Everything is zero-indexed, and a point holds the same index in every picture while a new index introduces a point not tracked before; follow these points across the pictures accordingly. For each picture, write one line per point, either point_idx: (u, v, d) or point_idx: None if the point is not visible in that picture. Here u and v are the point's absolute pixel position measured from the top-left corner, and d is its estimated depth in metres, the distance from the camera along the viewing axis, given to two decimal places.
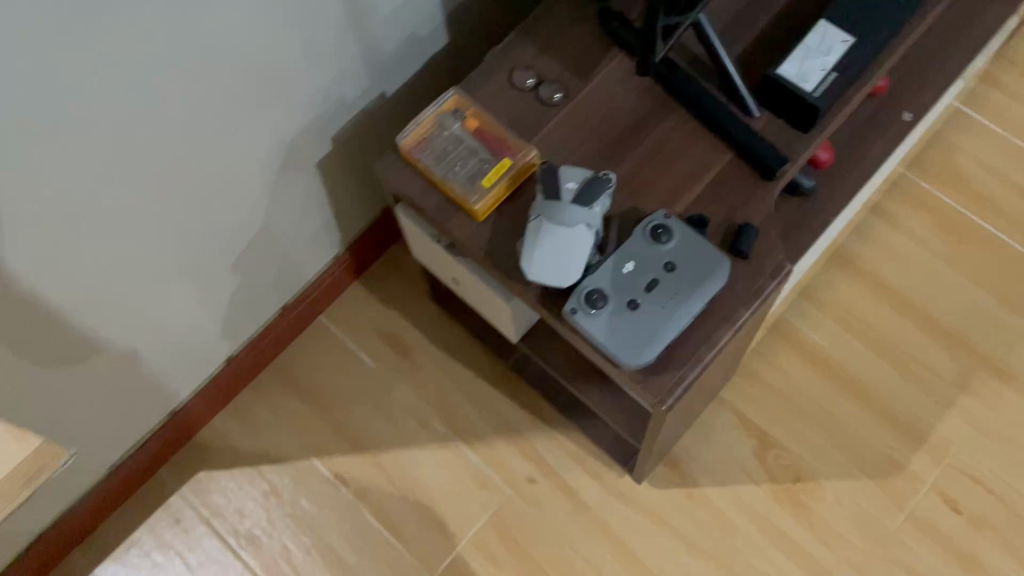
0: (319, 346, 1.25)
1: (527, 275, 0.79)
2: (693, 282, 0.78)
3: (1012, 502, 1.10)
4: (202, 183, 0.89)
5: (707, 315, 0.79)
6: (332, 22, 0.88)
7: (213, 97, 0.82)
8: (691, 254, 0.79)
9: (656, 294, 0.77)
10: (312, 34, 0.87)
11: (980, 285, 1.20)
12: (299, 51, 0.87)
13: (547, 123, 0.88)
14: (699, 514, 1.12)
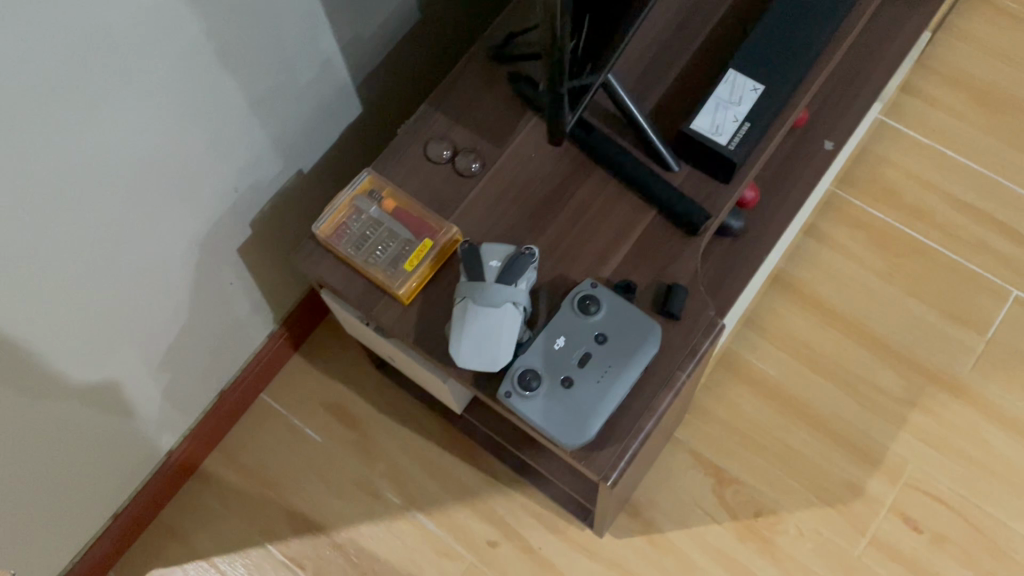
0: (263, 425, 1.21)
1: (458, 361, 0.77)
2: (626, 351, 0.76)
3: (971, 515, 1.10)
4: (122, 277, 0.86)
5: (645, 382, 0.78)
6: (236, 113, 0.87)
7: (123, 189, 0.80)
8: (621, 322, 0.78)
9: (590, 368, 0.76)
10: (215, 128, 0.85)
11: (919, 298, 1.21)
12: (201, 142, 0.85)
13: (467, 195, 0.86)
14: (664, 560, 1.11)
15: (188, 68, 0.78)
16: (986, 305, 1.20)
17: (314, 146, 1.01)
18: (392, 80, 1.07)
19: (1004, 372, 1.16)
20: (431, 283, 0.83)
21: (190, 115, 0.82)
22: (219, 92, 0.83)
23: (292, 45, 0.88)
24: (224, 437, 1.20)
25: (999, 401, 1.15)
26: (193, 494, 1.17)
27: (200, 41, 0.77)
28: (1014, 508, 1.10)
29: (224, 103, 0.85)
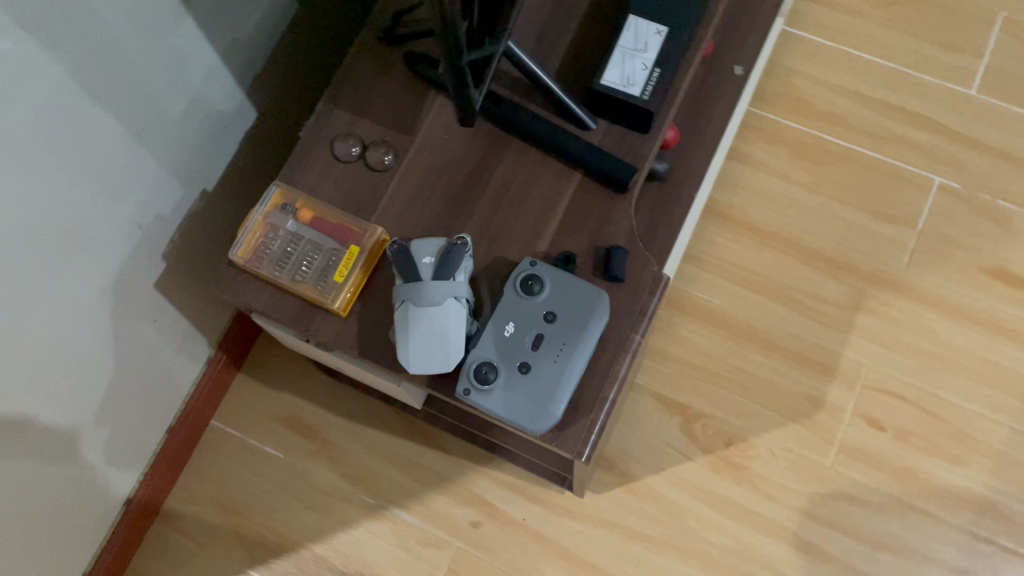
0: (218, 452, 1.16)
1: (408, 367, 0.74)
2: (578, 326, 0.75)
3: (929, 405, 1.12)
4: (33, 339, 0.80)
5: (601, 351, 0.76)
6: (122, 147, 0.81)
7: (15, 248, 0.73)
8: (567, 296, 0.76)
9: (545, 349, 0.74)
10: (104, 168, 0.80)
11: (847, 203, 1.22)
12: (88, 183, 0.79)
13: (385, 190, 0.82)
14: (647, 507, 1.11)
15: (58, 109, 0.72)
16: (913, 198, 1.21)
17: (214, 163, 0.96)
18: (282, 78, 1.01)
19: (939, 261, 1.18)
20: (366, 289, 0.79)
21: (72, 157, 0.76)
22: (99, 130, 0.78)
23: (166, 65, 0.82)
24: (180, 473, 1.15)
25: (939, 290, 1.17)
26: (159, 536, 1.13)
27: (63, 78, 0.71)
28: (968, 390, 1.13)
29: (107, 139, 0.79)
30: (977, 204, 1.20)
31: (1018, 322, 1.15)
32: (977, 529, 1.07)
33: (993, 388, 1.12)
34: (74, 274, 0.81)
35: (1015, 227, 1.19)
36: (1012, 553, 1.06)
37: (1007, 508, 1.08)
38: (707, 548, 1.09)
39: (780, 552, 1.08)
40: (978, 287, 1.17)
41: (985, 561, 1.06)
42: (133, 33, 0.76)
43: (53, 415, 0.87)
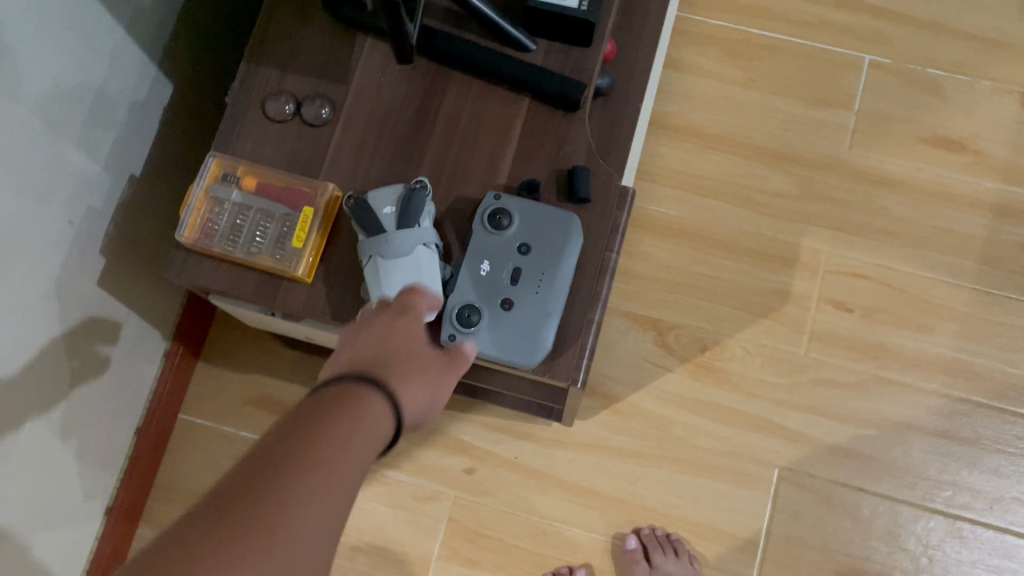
0: (192, 445, 1.12)
1: None
2: (554, 254, 0.73)
3: (891, 280, 1.15)
4: None
5: (579, 274, 0.75)
6: (40, 143, 0.76)
7: None
8: (538, 226, 0.74)
9: (524, 282, 0.73)
10: (27, 165, 0.74)
11: (783, 94, 1.22)
12: (13, 183, 0.73)
13: (328, 145, 0.79)
14: (634, 425, 1.12)
15: None
16: (846, 79, 1.21)
17: (137, 145, 0.90)
18: (190, 45, 0.95)
19: (880, 138, 1.19)
20: (328, 250, 0.76)
21: None
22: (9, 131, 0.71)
23: (72, 43, 0.77)
24: (157, 472, 1.11)
25: (884, 166, 1.19)
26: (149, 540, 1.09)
27: None
28: (924, 260, 1.15)
29: (25, 132, 0.73)
30: (908, 76, 1.21)
31: (963, 186, 1.17)
32: (952, 390, 1.10)
33: (948, 253, 1.15)
34: (13, 282, 0.76)
35: (948, 94, 1.20)
36: (987, 408, 1.09)
37: (977, 366, 1.11)
38: (700, 454, 1.10)
39: (770, 445, 1.10)
40: (921, 158, 1.18)
41: (963, 420, 1.09)
42: (32, 12, 0.71)
43: (15, 432, 0.82)
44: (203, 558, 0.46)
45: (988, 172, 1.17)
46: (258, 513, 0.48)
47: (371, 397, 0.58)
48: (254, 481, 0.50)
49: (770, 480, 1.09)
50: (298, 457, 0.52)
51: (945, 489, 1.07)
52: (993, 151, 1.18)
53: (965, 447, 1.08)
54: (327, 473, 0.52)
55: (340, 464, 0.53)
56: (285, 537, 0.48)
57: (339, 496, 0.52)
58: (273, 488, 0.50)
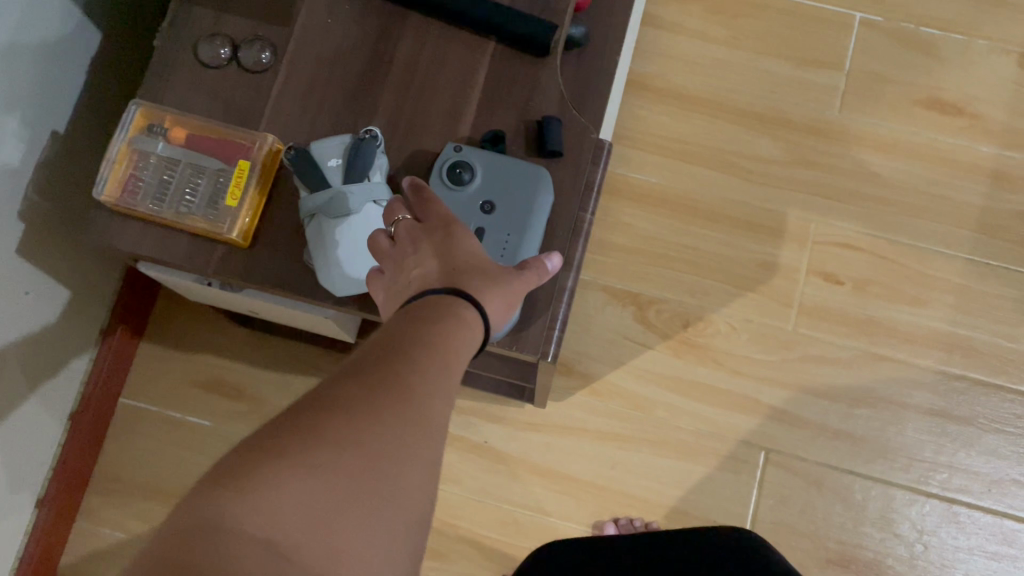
0: (136, 431, 1.04)
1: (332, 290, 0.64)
2: (521, 212, 0.66)
3: (884, 250, 1.08)
4: None
5: (549, 238, 0.68)
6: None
7: None
8: (503, 180, 0.67)
9: (488, 243, 0.65)
10: None
11: (770, 53, 1.14)
12: None
13: (269, 94, 0.70)
14: (613, 406, 1.04)
15: None
16: (837, 37, 1.14)
17: (59, 98, 0.81)
18: None
19: (871, 100, 1.12)
20: (267, 210, 0.68)
21: None
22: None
23: None
24: (97, 461, 1.03)
25: (875, 130, 1.12)
26: (88, 533, 1.00)
27: None
28: (919, 229, 1.08)
29: None
30: (902, 34, 1.14)
31: (959, 150, 1.11)
32: (948, 367, 1.04)
33: (944, 222, 1.08)
34: None
35: (944, 54, 1.13)
36: (985, 385, 1.03)
37: (974, 341, 1.05)
38: (682, 437, 1.03)
39: (756, 427, 1.03)
40: (915, 121, 1.12)
41: (959, 398, 1.03)
42: None
43: None
44: (346, 411, 0.41)
45: (985, 136, 1.11)
46: (392, 380, 0.44)
47: (468, 298, 0.51)
48: (381, 356, 0.46)
49: (756, 463, 1.02)
50: (424, 330, 0.47)
51: (941, 472, 1.01)
52: (991, 114, 1.11)
53: (962, 427, 1.02)
54: (454, 352, 0.47)
55: (463, 344, 0.48)
56: (423, 405, 0.44)
57: (461, 376, 0.48)
58: (405, 359, 0.45)
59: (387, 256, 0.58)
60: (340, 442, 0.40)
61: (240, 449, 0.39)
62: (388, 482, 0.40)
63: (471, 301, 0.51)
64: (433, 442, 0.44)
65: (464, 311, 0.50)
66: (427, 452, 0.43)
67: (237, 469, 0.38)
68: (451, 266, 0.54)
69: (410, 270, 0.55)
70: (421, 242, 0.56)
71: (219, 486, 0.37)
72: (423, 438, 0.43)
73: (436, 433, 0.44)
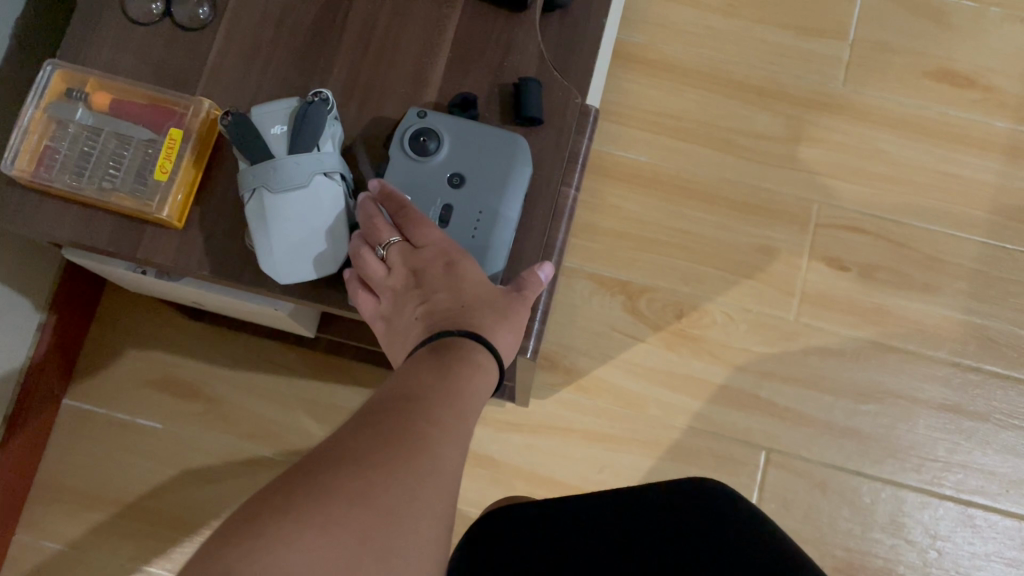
0: (81, 435, 0.95)
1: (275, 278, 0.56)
2: (493, 188, 0.57)
3: (892, 233, 1.00)
4: None
5: (527, 217, 0.60)
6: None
7: None
8: (473, 152, 0.58)
9: (456, 224, 0.57)
10: None
11: (769, 22, 1.06)
12: None
13: (207, 54, 0.62)
14: (600, 403, 0.96)
15: None
16: (839, 5, 1.06)
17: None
18: None
19: (877, 72, 1.05)
20: (204, 186, 0.59)
21: None
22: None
23: None
24: (38, 468, 0.94)
25: (882, 105, 1.04)
26: (27, 547, 0.92)
27: None
28: (929, 210, 1.01)
29: None
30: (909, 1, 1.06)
31: (972, 125, 1.03)
32: (962, 358, 0.97)
33: (956, 203, 1.01)
34: None
35: (954, 23, 1.05)
36: (1001, 377, 0.96)
37: (989, 330, 0.97)
38: (677, 436, 0.95)
39: (756, 425, 0.95)
40: (924, 94, 1.04)
41: (974, 392, 0.96)
42: None
43: None
44: (360, 465, 0.41)
45: (999, 110, 1.03)
46: (403, 434, 0.43)
47: (479, 342, 0.50)
48: (391, 408, 0.45)
49: (756, 464, 0.94)
50: (435, 381, 0.47)
51: (955, 472, 0.93)
52: (1005, 86, 1.04)
53: (977, 423, 0.95)
54: (464, 404, 0.47)
55: (472, 394, 0.47)
56: (435, 460, 0.43)
57: (472, 429, 0.47)
58: (416, 412, 0.45)
59: (382, 286, 0.54)
60: (353, 498, 0.39)
61: (253, 497, 0.39)
62: (400, 537, 0.39)
63: (482, 344, 0.50)
64: (445, 498, 0.43)
65: (473, 358, 0.49)
66: (438, 508, 0.42)
67: (253, 518, 0.37)
68: (459, 305, 0.51)
69: (415, 308, 0.53)
70: (420, 276, 0.53)
71: (234, 538, 0.36)
72: (435, 495, 0.42)
73: (448, 489, 0.43)
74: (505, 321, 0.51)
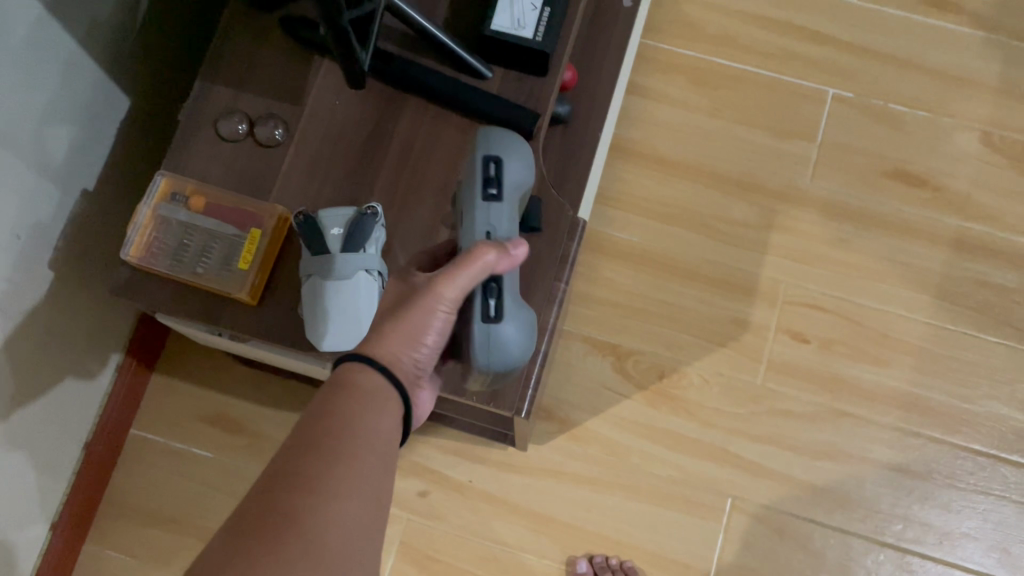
0: (143, 460, 1.11)
1: (316, 345, 0.72)
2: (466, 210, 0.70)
3: (848, 311, 1.15)
4: None
5: (500, 215, 0.69)
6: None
7: None
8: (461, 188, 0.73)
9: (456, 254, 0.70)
10: None
11: (747, 123, 1.22)
12: None
13: (280, 168, 0.78)
14: (590, 450, 1.11)
15: None
16: (810, 110, 1.22)
17: (94, 151, 0.90)
18: (146, 62, 0.95)
19: (841, 170, 1.20)
20: (274, 273, 0.76)
21: None
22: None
23: (25, 57, 0.77)
24: (105, 487, 1.10)
25: (844, 199, 1.19)
26: (94, 556, 1.07)
27: None
28: (882, 293, 1.16)
29: None
30: (871, 109, 1.22)
31: (923, 220, 1.18)
32: (906, 424, 1.11)
33: (906, 287, 1.16)
34: None
35: (909, 129, 1.21)
36: (939, 442, 1.10)
37: (931, 401, 1.12)
38: (655, 482, 1.10)
39: (724, 475, 1.10)
40: (881, 191, 1.19)
41: (915, 454, 1.10)
42: None
43: None
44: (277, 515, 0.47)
45: (947, 207, 1.19)
46: (294, 475, 0.49)
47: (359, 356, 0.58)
48: (283, 452, 0.51)
49: (723, 510, 1.09)
50: (322, 421, 0.53)
51: (896, 523, 1.08)
52: (953, 187, 1.19)
53: (918, 481, 1.09)
54: (361, 435, 0.52)
55: (368, 421, 0.54)
56: (342, 478, 0.50)
57: (382, 452, 0.53)
58: (304, 453, 0.50)
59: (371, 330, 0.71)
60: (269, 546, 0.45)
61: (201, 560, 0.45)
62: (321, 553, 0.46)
63: (361, 356, 0.58)
64: (357, 508, 0.50)
65: (364, 379, 0.56)
66: (348, 533, 0.48)
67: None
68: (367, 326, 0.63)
69: None
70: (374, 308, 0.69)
71: None
72: (345, 526, 0.48)
73: (353, 511, 0.49)
74: (392, 320, 0.61)
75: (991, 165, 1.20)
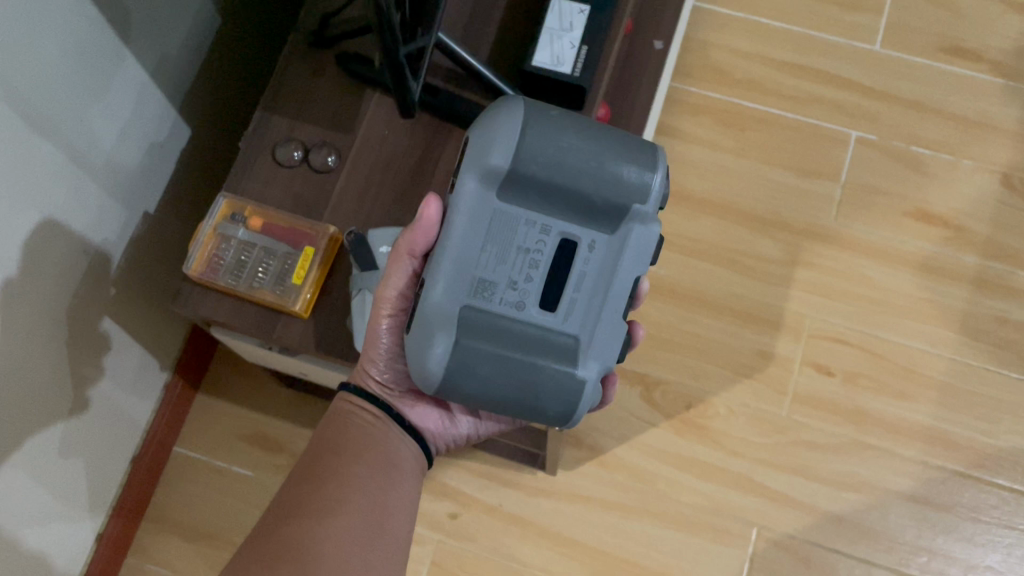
0: (185, 477, 1.15)
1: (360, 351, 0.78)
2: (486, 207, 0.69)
3: (873, 346, 1.18)
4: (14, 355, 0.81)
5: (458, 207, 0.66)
6: (70, 96, 0.80)
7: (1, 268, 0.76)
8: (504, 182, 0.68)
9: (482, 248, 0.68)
10: (61, 187, 0.82)
11: (773, 163, 1.26)
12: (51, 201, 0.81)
13: (332, 192, 0.84)
14: (617, 476, 1.14)
15: (17, 129, 0.74)
16: (834, 152, 1.26)
17: (157, 178, 0.97)
18: (205, 97, 1.02)
19: (865, 209, 1.24)
20: (325, 288, 0.81)
21: (37, 174, 0.78)
22: (40, 55, 0.75)
23: (102, 80, 0.83)
24: (148, 504, 1.13)
25: (868, 237, 1.23)
26: (135, 569, 1.11)
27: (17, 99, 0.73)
28: (906, 328, 1.19)
29: (59, 158, 0.80)
30: (894, 151, 1.26)
31: (945, 258, 1.21)
32: (930, 458, 1.13)
33: (929, 323, 1.19)
34: (43, 288, 0.82)
35: (931, 171, 1.25)
36: (963, 476, 1.12)
37: (954, 435, 1.14)
38: (682, 510, 1.12)
39: (750, 504, 1.12)
40: (903, 230, 1.23)
41: (939, 487, 1.12)
42: (67, 51, 0.78)
43: (28, 442, 0.87)
44: (295, 494, 0.70)
45: (968, 246, 1.22)
46: (300, 494, 0.69)
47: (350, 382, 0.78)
48: (296, 478, 0.72)
49: (749, 538, 1.11)
50: (324, 458, 0.72)
51: (921, 555, 1.09)
52: (974, 227, 1.22)
53: (943, 514, 1.11)
54: (351, 435, 0.74)
55: (357, 427, 0.75)
56: (339, 460, 0.72)
57: (368, 456, 0.73)
58: (299, 484, 0.71)
59: None
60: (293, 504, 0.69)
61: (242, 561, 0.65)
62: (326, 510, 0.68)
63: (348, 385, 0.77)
64: (352, 483, 0.71)
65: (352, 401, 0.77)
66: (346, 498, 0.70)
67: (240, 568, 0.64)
68: None
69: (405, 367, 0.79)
70: None
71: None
72: (343, 492, 0.70)
73: (345, 506, 0.69)
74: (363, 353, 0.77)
75: (1011, 207, 1.23)
